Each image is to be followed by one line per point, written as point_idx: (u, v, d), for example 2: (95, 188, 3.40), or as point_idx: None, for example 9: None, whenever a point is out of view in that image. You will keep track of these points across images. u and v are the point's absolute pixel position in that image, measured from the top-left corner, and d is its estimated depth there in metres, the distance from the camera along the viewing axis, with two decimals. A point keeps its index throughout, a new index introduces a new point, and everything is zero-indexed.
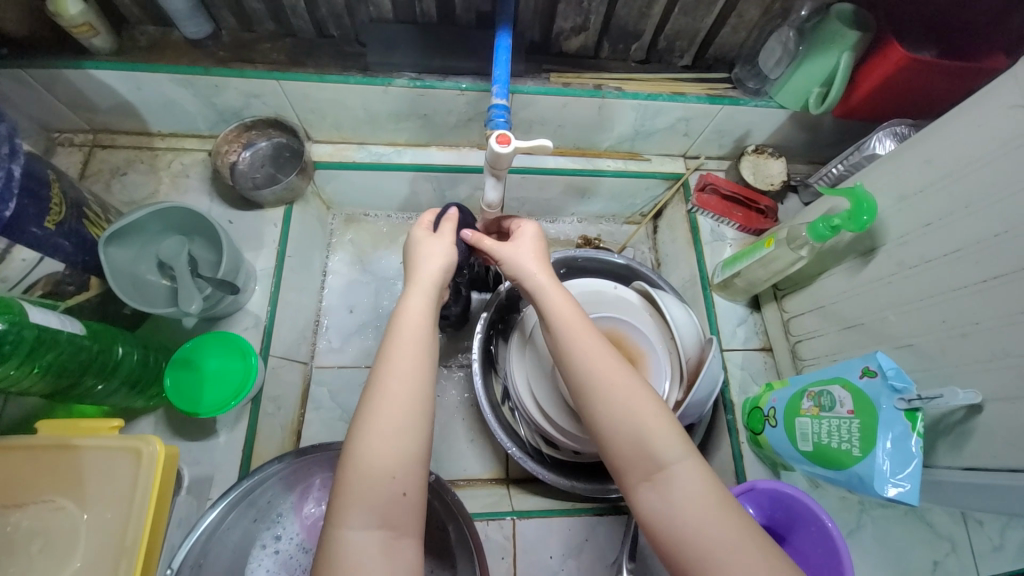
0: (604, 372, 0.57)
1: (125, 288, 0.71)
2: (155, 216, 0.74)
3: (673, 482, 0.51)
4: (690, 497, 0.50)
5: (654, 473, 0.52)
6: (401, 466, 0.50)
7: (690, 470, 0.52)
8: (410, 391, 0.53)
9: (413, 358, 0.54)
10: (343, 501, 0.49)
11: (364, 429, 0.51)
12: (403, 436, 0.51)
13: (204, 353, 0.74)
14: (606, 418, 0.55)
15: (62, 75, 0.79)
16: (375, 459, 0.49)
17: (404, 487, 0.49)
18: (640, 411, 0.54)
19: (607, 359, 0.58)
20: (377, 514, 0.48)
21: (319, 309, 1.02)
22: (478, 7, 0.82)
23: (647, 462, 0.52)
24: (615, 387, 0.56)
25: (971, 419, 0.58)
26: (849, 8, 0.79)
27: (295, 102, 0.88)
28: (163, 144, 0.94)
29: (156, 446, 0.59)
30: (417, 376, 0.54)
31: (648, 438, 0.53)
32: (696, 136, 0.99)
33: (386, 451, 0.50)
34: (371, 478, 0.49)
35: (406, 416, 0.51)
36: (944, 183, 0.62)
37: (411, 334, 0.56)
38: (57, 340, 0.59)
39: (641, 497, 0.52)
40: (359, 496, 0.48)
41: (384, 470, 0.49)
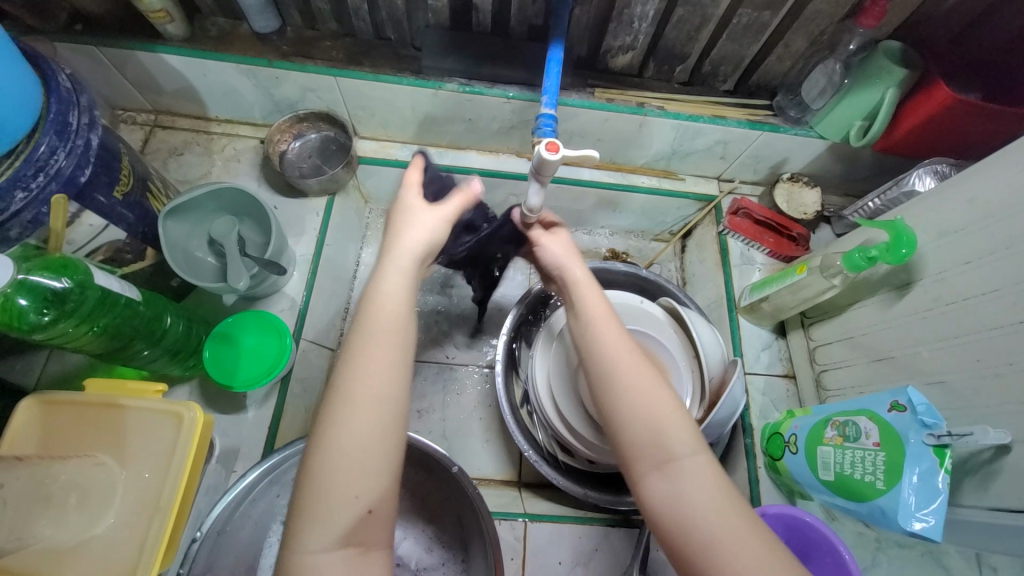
0: (621, 365, 0.58)
1: (178, 261, 0.74)
2: (211, 196, 0.77)
3: (683, 474, 0.52)
4: (700, 491, 0.50)
5: (665, 463, 0.52)
6: (365, 483, 0.47)
7: (701, 465, 0.52)
8: (377, 396, 0.49)
9: (384, 358, 0.51)
10: (304, 520, 0.46)
11: (329, 440, 0.48)
12: (371, 454, 0.48)
13: (242, 329, 0.76)
14: (618, 408, 0.56)
15: (136, 57, 0.84)
16: (339, 475, 0.47)
17: (370, 504, 0.47)
18: (652, 403, 0.55)
19: (624, 350, 0.59)
20: (342, 533, 0.46)
21: (349, 299, 1.05)
22: (531, 20, 0.85)
23: (658, 452, 0.53)
24: (630, 378, 0.57)
25: (999, 460, 0.57)
26: (898, 46, 0.80)
27: (348, 98, 0.91)
28: (219, 128, 0.99)
29: (195, 413, 0.62)
30: (388, 379, 0.50)
31: (661, 430, 0.54)
32: (732, 160, 1.00)
33: (351, 472, 0.47)
34: (330, 501, 0.46)
35: (375, 426, 0.48)
36: (986, 222, 0.62)
37: (384, 328, 0.52)
38: (115, 303, 0.62)
39: (650, 489, 0.53)
40: (323, 514, 0.46)
41: (346, 491, 0.47)
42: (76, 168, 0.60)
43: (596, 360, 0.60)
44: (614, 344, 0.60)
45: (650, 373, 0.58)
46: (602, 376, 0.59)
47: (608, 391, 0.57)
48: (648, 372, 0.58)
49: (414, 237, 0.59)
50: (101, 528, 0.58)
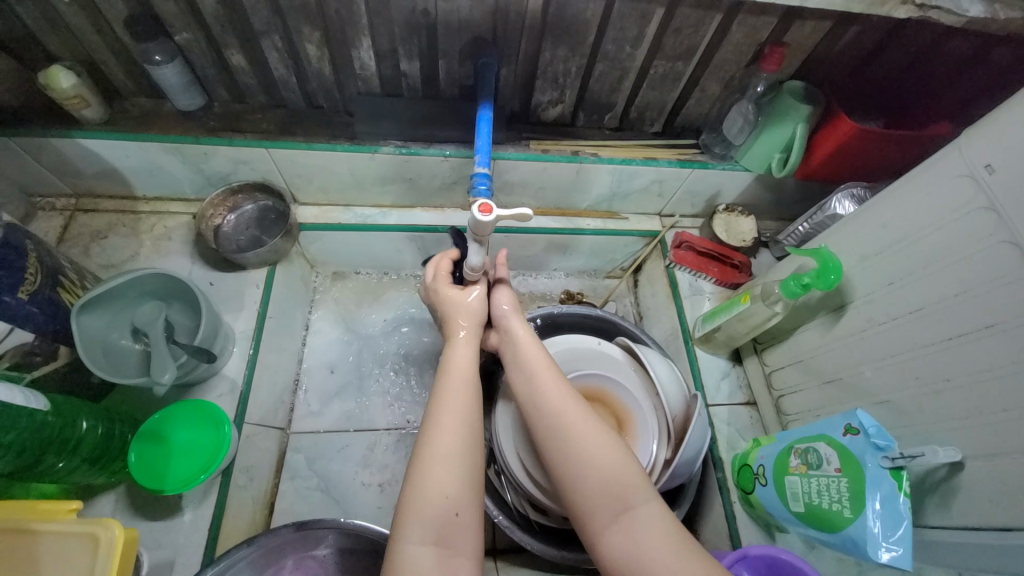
0: (572, 419, 0.59)
1: (95, 357, 0.68)
2: (133, 282, 0.72)
3: (640, 521, 0.52)
4: (658, 538, 0.51)
5: (620, 513, 0.53)
6: (453, 486, 0.52)
7: (655, 511, 0.53)
8: (467, 414, 0.57)
9: (465, 387, 0.60)
10: (403, 520, 0.51)
11: (422, 454, 0.54)
12: (461, 462, 0.54)
13: (174, 423, 0.70)
14: (569, 462, 0.57)
15: (50, 143, 0.81)
16: (428, 483, 0.52)
17: (457, 507, 0.51)
18: (602, 455, 0.56)
19: (570, 403, 0.61)
20: (432, 533, 0.50)
21: (299, 370, 1.00)
22: (461, 81, 0.87)
23: (614, 502, 0.54)
24: (578, 431, 0.58)
25: (954, 477, 0.58)
26: (800, 85, 0.87)
27: (283, 167, 0.90)
28: (147, 207, 0.95)
29: (115, 531, 0.55)
30: (471, 405, 0.58)
31: (614, 479, 0.55)
32: (670, 197, 1.04)
33: (440, 477, 0.52)
34: (425, 499, 0.51)
35: (461, 443, 0.55)
36: (901, 245, 0.66)
37: (463, 367, 0.62)
38: (18, 417, 0.56)
39: (609, 543, 0.52)
40: (416, 514, 0.51)
41: (436, 491, 0.51)
42: None
43: (545, 414, 0.61)
44: (559, 398, 0.61)
45: (599, 426, 0.59)
46: (553, 432, 0.59)
47: (558, 445, 0.58)
48: (595, 424, 0.59)
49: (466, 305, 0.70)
50: None
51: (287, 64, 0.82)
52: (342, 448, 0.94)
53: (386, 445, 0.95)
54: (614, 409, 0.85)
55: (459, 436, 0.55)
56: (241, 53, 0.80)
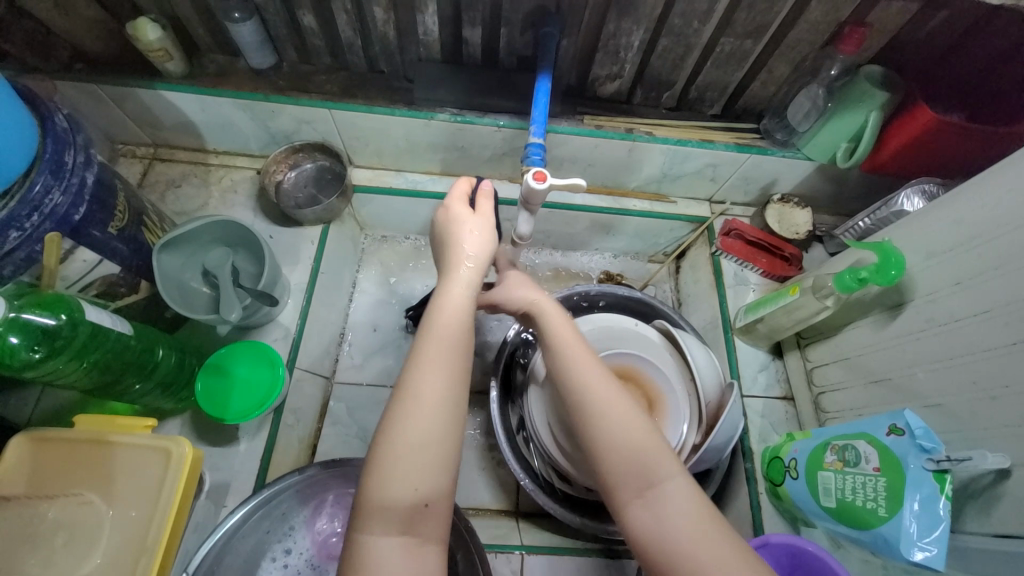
0: (599, 394, 0.59)
1: (171, 293, 0.74)
2: (205, 228, 0.78)
3: (666, 498, 0.53)
4: (683, 517, 0.52)
5: (645, 489, 0.54)
6: (423, 479, 0.50)
7: (681, 488, 0.54)
8: (442, 394, 0.53)
9: (437, 356, 0.55)
10: (366, 513, 0.49)
11: (387, 444, 0.51)
12: (430, 450, 0.51)
13: (235, 360, 0.76)
14: (596, 437, 0.57)
15: (135, 93, 0.87)
16: (393, 476, 0.50)
17: (425, 499, 0.50)
18: (632, 432, 0.56)
19: (600, 378, 0.60)
20: (397, 524, 0.49)
21: (344, 326, 1.05)
22: (520, 52, 0.87)
23: (640, 478, 0.54)
24: (607, 405, 0.58)
25: (999, 484, 0.56)
26: (878, 70, 0.82)
27: (343, 129, 0.93)
28: (217, 160, 1.00)
29: (185, 449, 0.61)
30: (440, 379, 0.54)
31: (640, 457, 0.55)
32: (723, 182, 1.02)
33: (405, 469, 0.50)
34: (390, 493, 0.49)
35: (427, 430, 0.51)
36: (974, 244, 0.62)
37: (445, 333, 0.56)
38: (106, 337, 0.62)
39: (634, 517, 0.54)
40: (381, 507, 0.49)
41: (404, 485, 0.50)
42: (71, 206, 0.61)
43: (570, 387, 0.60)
44: (588, 372, 0.60)
45: (629, 403, 0.58)
46: (581, 407, 0.58)
47: (584, 418, 0.58)
48: (624, 399, 0.59)
49: (466, 250, 0.64)
50: (91, 565, 0.57)
51: (353, 26, 0.84)
52: (381, 401, 0.99)
53: None
54: (646, 390, 0.85)
55: (427, 420, 0.52)
56: (312, 13, 0.82)
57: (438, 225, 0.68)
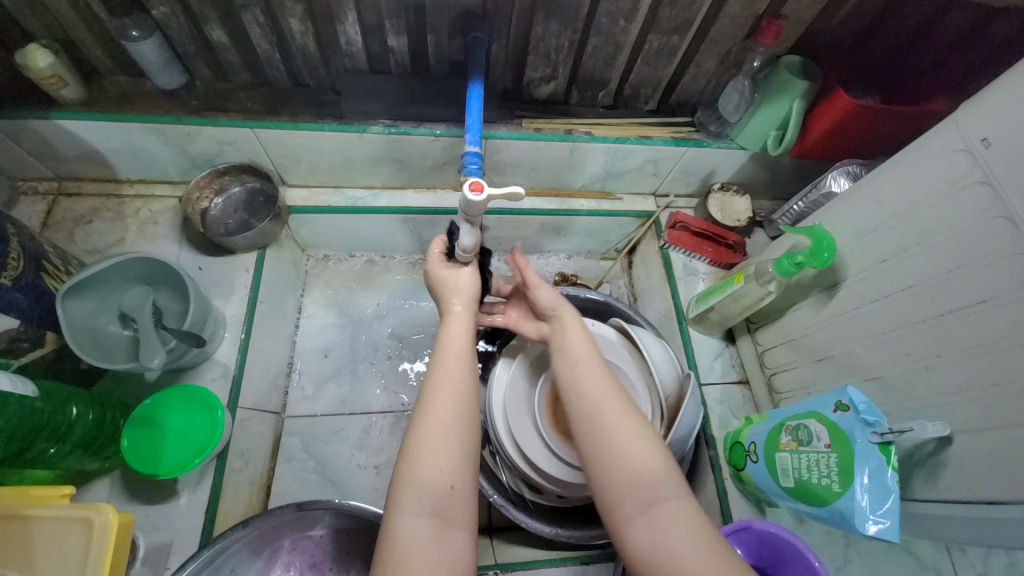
0: (611, 404, 0.58)
1: (84, 344, 0.67)
2: (118, 267, 0.71)
3: (671, 517, 0.52)
4: (687, 534, 0.50)
5: (650, 506, 0.52)
6: (448, 460, 0.52)
7: (686, 507, 0.52)
8: (459, 390, 0.57)
9: (458, 366, 0.59)
10: (398, 492, 0.51)
11: (416, 433, 0.54)
12: (455, 433, 0.54)
13: (166, 408, 0.70)
14: (603, 453, 0.56)
15: (26, 125, 0.78)
16: (421, 459, 0.52)
17: (452, 480, 0.52)
18: (639, 449, 0.55)
19: (612, 393, 0.60)
20: (428, 505, 0.50)
21: (292, 354, 0.99)
22: (450, 58, 0.85)
23: (644, 494, 0.53)
24: (616, 420, 0.57)
25: (942, 452, 0.59)
26: (797, 59, 0.85)
27: (270, 149, 0.88)
28: (132, 190, 0.92)
29: (109, 515, 0.55)
30: (459, 382, 0.58)
31: (647, 472, 0.54)
32: (664, 176, 1.03)
33: (435, 452, 0.52)
34: (419, 472, 0.51)
35: (452, 417, 0.55)
36: (896, 222, 0.65)
37: (454, 347, 0.61)
38: (5, 403, 0.55)
39: (636, 535, 0.52)
40: (413, 487, 0.51)
41: (432, 464, 0.51)
42: None
43: (582, 402, 0.60)
44: (600, 384, 0.61)
45: (635, 415, 0.58)
46: (587, 417, 0.58)
47: (591, 433, 0.57)
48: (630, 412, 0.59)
49: (455, 285, 0.68)
50: None
51: (270, 40, 0.79)
52: (338, 430, 0.94)
53: (382, 428, 0.95)
54: None
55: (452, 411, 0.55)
56: (222, 28, 0.77)
57: (428, 275, 0.71)
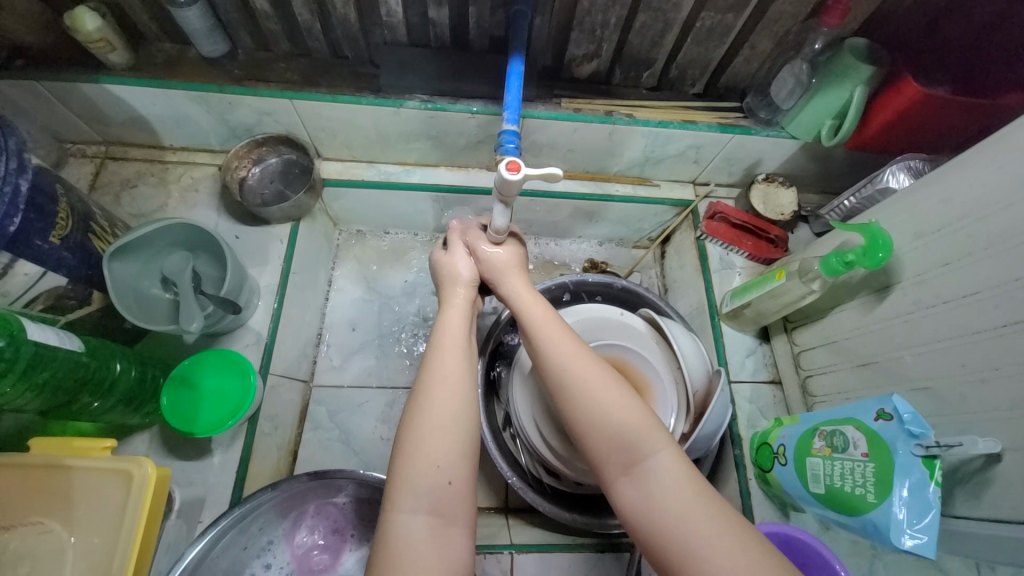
0: (575, 369, 0.59)
1: (129, 304, 0.70)
2: (161, 232, 0.73)
3: (653, 473, 0.52)
4: (672, 490, 0.50)
5: (632, 465, 0.53)
6: (445, 456, 0.52)
7: (666, 462, 0.52)
8: (458, 385, 0.57)
9: (455, 361, 0.59)
10: (395, 490, 0.51)
11: (413, 429, 0.54)
12: (450, 431, 0.53)
13: (203, 370, 0.72)
14: (580, 419, 0.56)
15: (78, 89, 0.80)
16: (420, 454, 0.52)
17: (449, 477, 0.52)
18: (613, 410, 0.55)
19: (580, 357, 0.60)
20: (426, 502, 0.50)
21: (321, 326, 1.01)
22: (491, 32, 0.82)
23: (623, 455, 0.53)
24: (588, 384, 0.57)
25: (990, 469, 0.55)
26: (863, 43, 0.79)
27: (307, 121, 0.88)
28: (175, 157, 0.95)
29: (147, 469, 0.57)
30: (457, 375, 0.58)
31: (621, 432, 0.54)
32: (706, 164, 0.99)
33: (431, 448, 0.52)
34: (417, 470, 0.51)
35: (449, 411, 0.55)
36: (962, 223, 0.60)
37: (453, 337, 0.62)
38: (53, 356, 0.57)
39: (623, 495, 0.53)
40: (411, 484, 0.51)
41: (430, 462, 0.52)
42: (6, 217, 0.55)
43: (552, 367, 0.60)
44: (566, 349, 0.61)
45: (605, 377, 0.58)
46: (558, 385, 0.59)
47: (567, 400, 0.58)
48: (601, 373, 0.59)
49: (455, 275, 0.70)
50: None
51: (311, 9, 0.78)
52: (363, 403, 0.96)
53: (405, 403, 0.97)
54: (632, 381, 0.82)
55: (449, 409, 0.54)
56: None
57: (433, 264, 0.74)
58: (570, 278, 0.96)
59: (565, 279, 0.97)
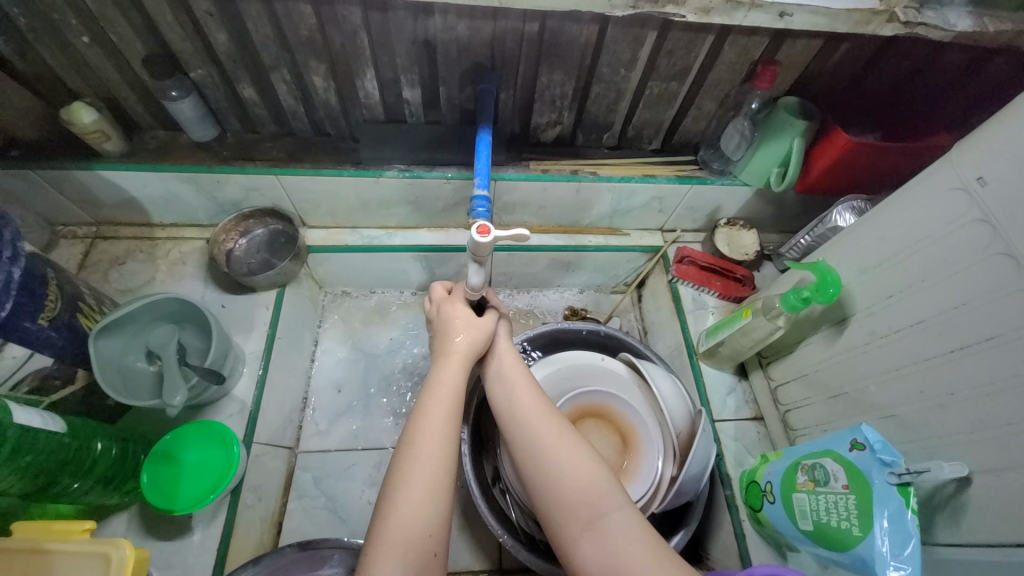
0: (541, 429, 0.61)
1: (113, 381, 0.70)
2: (147, 307, 0.75)
3: (613, 528, 0.54)
4: (635, 546, 0.53)
5: (594, 521, 0.55)
6: (434, 523, 0.53)
7: (628, 517, 0.55)
8: (448, 444, 0.58)
9: (445, 410, 0.60)
10: (380, 552, 0.51)
11: (401, 488, 0.54)
12: (436, 500, 0.54)
13: (185, 444, 0.72)
14: (547, 477, 0.58)
15: (72, 175, 0.85)
16: (407, 513, 0.52)
17: (436, 546, 0.52)
18: (576, 468, 0.58)
19: (548, 418, 0.62)
20: (411, 567, 0.50)
21: (307, 389, 1.02)
22: (461, 106, 0.90)
23: (588, 510, 0.55)
24: (554, 445, 0.60)
25: (962, 493, 0.57)
26: (795, 100, 0.88)
27: (291, 193, 0.93)
28: (163, 233, 0.98)
29: (126, 551, 0.56)
30: (448, 432, 0.59)
31: (590, 488, 0.56)
32: (670, 212, 1.05)
33: (419, 512, 0.53)
34: (406, 534, 0.51)
35: (441, 477, 0.55)
36: (900, 257, 0.65)
37: (447, 401, 0.61)
38: (36, 439, 0.58)
39: (585, 551, 0.54)
40: (398, 547, 0.51)
41: (417, 527, 0.52)
42: None
43: (521, 427, 0.62)
44: (532, 411, 0.63)
45: (570, 437, 0.61)
46: (523, 442, 0.61)
47: (533, 458, 0.60)
48: (565, 434, 0.61)
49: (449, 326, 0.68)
50: None
51: (295, 94, 0.86)
52: (350, 466, 0.95)
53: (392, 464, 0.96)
54: (619, 426, 0.86)
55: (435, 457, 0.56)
56: (252, 86, 0.84)
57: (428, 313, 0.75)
58: (550, 326, 0.99)
59: (545, 328, 1.00)
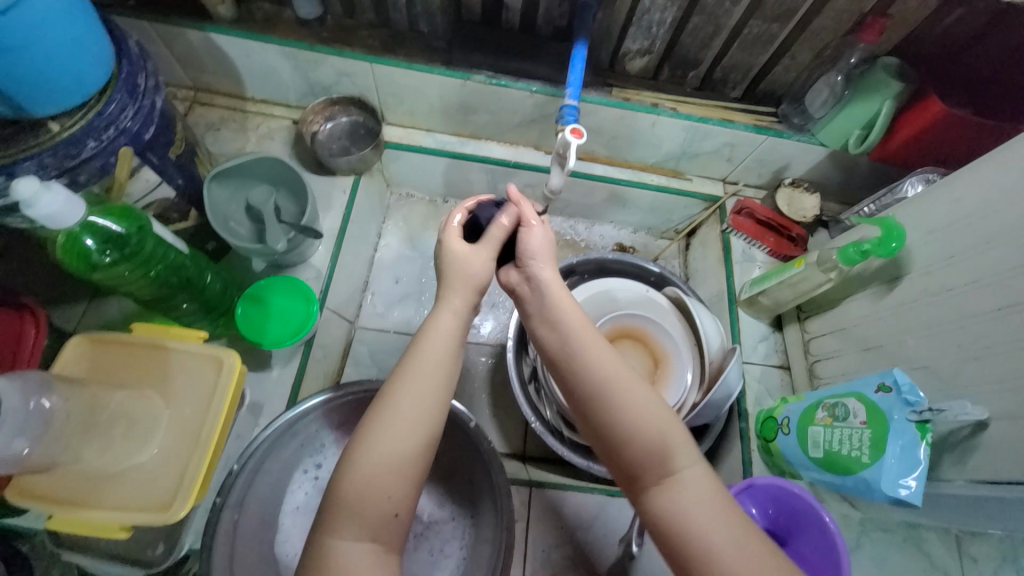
0: (610, 373, 0.57)
1: (219, 223, 0.79)
2: (251, 165, 0.82)
3: (680, 487, 0.52)
4: (699, 502, 0.51)
5: (665, 476, 0.52)
6: (398, 488, 0.51)
7: (699, 475, 0.52)
8: (422, 395, 0.54)
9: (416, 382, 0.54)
10: (335, 515, 0.50)
11: (372, 440, 0.51)
12: (409, 462, 0.51)
13: (273, 291, 0.81)
14: (614, 424, 0.55)
15: (184, 34, 0.90)
16: (370, 473, 0.50)
17: (396, 508, 0.51)
18: (646, 420, 0.54)
19: (619, 365, 0.58)
20: (368, 531, 0.50)
21: (368, 275, 1.10)
22: (556, 22, 0.91)
23: (658, 466, 0.53)
24: (629, 391, 0.56)
25: (975, 436, 0.62)
26: (894, 61, 0.87)
27: (380, 85, 0.97)
28: (254, 107, 1.04)
29: (236, 359, 0.65)
30: (430, 398, 0.54)
31: (656, 443, 0.53)
32: (738, 162, 1.07)
33: (384, 476, 0.50)
34: (365, 498, 0.50)
35: (410, 438, 0.52)
36: (969, 221, 0.68)
37: (428, 355, 0.56)
38: (167, 251, 0.66)
39: (649, 502, 0.53)
40: (353, 512, 0.50)
41: (380, 491, 0.50)
42: (142, 126, 0.64)
43: (587, 371, 0.57)
44: (597, 354, 0.58)
45: (643, 387, 0.56)
46: (593, 383, 0.57)
47: (604, 404, 0.55)
48: (636, 384, 0.57)
49: (464, 272, 0.61)
50: (146, 456, 0.61)
51: None
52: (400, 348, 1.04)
53: None
54: (654, 351, 0.92)
55: (414, 429, 0.52)
56: None
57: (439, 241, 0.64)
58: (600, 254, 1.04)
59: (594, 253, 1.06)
